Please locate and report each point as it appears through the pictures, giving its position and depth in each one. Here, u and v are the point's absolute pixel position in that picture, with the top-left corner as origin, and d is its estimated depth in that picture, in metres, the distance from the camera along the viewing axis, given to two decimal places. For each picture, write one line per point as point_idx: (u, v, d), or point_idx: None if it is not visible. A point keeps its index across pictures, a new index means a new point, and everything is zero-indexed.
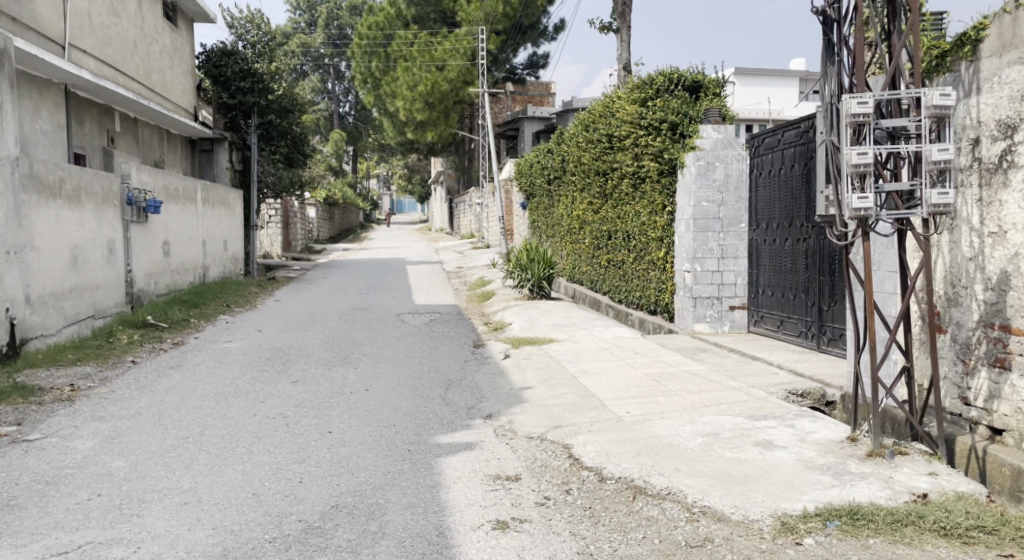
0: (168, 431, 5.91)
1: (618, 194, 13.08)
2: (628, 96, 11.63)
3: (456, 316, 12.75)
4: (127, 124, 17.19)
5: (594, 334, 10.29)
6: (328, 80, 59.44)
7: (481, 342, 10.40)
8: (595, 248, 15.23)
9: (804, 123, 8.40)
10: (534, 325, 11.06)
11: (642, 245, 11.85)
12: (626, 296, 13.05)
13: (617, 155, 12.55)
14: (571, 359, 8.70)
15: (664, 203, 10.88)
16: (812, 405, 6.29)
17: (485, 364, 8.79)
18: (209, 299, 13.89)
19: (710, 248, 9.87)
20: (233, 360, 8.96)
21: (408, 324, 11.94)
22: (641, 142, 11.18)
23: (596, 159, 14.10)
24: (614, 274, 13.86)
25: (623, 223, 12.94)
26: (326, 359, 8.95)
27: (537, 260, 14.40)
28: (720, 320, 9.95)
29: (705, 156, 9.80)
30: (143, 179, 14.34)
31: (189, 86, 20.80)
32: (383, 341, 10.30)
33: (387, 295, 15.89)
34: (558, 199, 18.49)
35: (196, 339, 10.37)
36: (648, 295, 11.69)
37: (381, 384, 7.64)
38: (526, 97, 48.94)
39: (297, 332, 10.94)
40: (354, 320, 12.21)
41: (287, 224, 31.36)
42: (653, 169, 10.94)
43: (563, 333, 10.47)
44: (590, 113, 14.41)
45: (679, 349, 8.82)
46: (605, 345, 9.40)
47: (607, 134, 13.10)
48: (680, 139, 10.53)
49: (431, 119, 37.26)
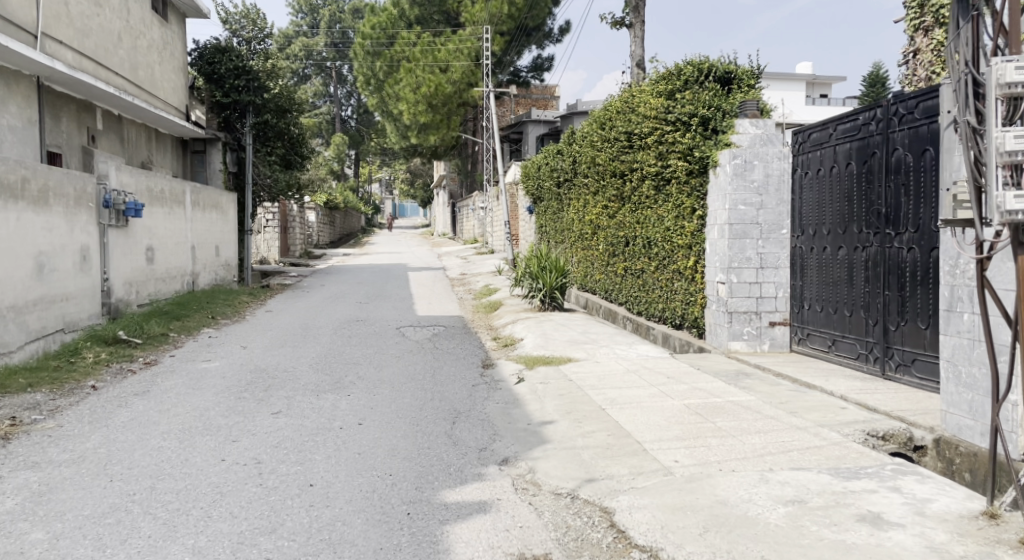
0: (112, 485, 4.83)
1: (638, 198, 11.97)
2: (651, 89, 10.52)
3: (460, 330, 11.64)
4: (110, 123, 16.11)
5: (617, 353, 9.17)
6: (330, 82, 58.37)
7: (490, 361, 9.30)
8: (611, 255, 14.13)
9: (863, 114, 7.25)
10: (548, 342, 9.94)
11: (667, 254, 10.73)
12: (647, 309, 11.94)
13: (639, 155, 11.43)
14: (594, 384, 7.59)
15: (693, 207, 9.71)
16: (897, 451, 5.18)
17: (496, 390, 7.69)
18: (192, 310, 12.80)
19: (748, 256, 8.76)
20: (209, 384, 7.87)
21: (408, 339, 10.84)
22: (665, 140, 10.06)
23: (613, 159, 12.99)
24: (632, 284, 12.75)
25: (643, 229, 11.82)
26: (315, 384, 7.83)
27: (549, 269, 13.27)
28: (759, 338, 8.84)
29: (742, 154, 8.70)
30: (124, 181, 13.29)
31: (181, 83, 19.76)
32: (381, 360, 9.19)
33: (386, 305, 14.78)
34: (568, 203, 17.41)
35: (171, 358, 9.26)
36: (674, 309, 10.58)
37: (376, 417, 6.52)
38: (530, 100, 48.01)
39: (284, 350, 9.82)
40: (350, 335, 11.10)
41: (284, 228, 30.31)
42: (680, 169, 9.79)
43: (581, 351, 9.36)
44: (606, 110, 13.30)
45: (717, 372, 7.71)
46: (631, 367, 8.29)
47: (626, 132, 11.99)
48: (711, 136, 9.36)
49: (433, 122, 36.18)
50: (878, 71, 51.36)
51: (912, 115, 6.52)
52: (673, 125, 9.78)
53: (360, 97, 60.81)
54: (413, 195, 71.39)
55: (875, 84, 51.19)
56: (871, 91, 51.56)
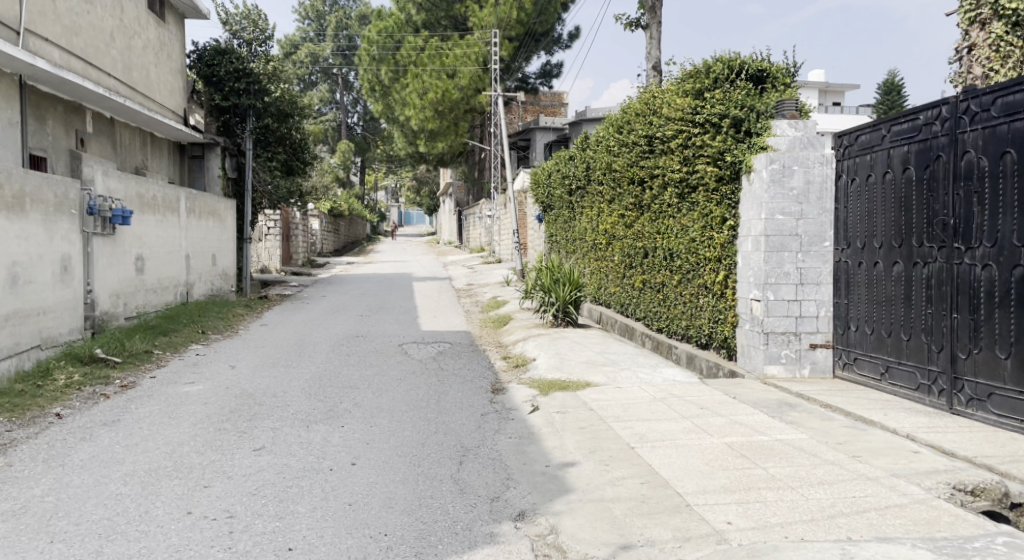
0: (53, 550, 4.03)
1: (659, 207, 11.19)
2: (676, 89, 9.75)
3: (468, 348, 10.83)
4: (102, 125, 15.36)
5: (640, 378, 8.32)
6: (337, 89, 57.70)
7: (501, 385, 8.49)
8: (627, 267, 13.33)
9: (924, 113, 6.49)
10: (563, 363, 9.10)
11: (694, 268, 9.91)
12: (668, 327, 11.14)
13: (661, 161, 10.64)
14: (618, 415, 6.76)
15: (723, 217, 8.88)
16: (990, 510, 4.34)
17: (508, 421, 6.86)
18: (181, 324, 12.02)
19: (786, 271, 7.98)
20: (188, 412, 7.07)
21: (411, 358, 10.02)
22: (691, 144, 9.27)
23: (631, 165, 12.21)
24: (651, 298, 11.96)
25: (664, 239, 11.04)
26: (307, 412, 7.03)
27: (562, 282, 12.45)
28: (798, 361, 8.02)
29: (780, 157, 7.91)
30: (111, 186, 12.53)
31: (179, 86, 19.05)
32: (381, 383, 8.38)
33: (387, 319, 13.96)
34: (581, 211, 16.63)
35: (151, 380, 8.46)
36: (701, 328, 9.76)
37: (373, 456, 5.72)
38: (538, 107, 47.29)
39: (276, 371, 9.01)
40: (348, 353, 10.29)
41: (286, 236, 29.57)
42: (707, 175, 9.00)
43: (601, 374, 8.51)
44: (624, 112, 12.51)
45: (756, 403, 6.87)
46: (658, 395, 7.45)
47: (646, 136, 11.22)
48: (743, 138, 8.56)
49: (442, 128, 35.54)
50: (892, 79, 50.51)
51: (987, 112, 5.79)
52: (701, 127, 8.98)
53: (367, 105, 60.16)
54: (419, 203, 70.66)
55: (889, 92, 50.35)
56: (886, 99, 50.66)
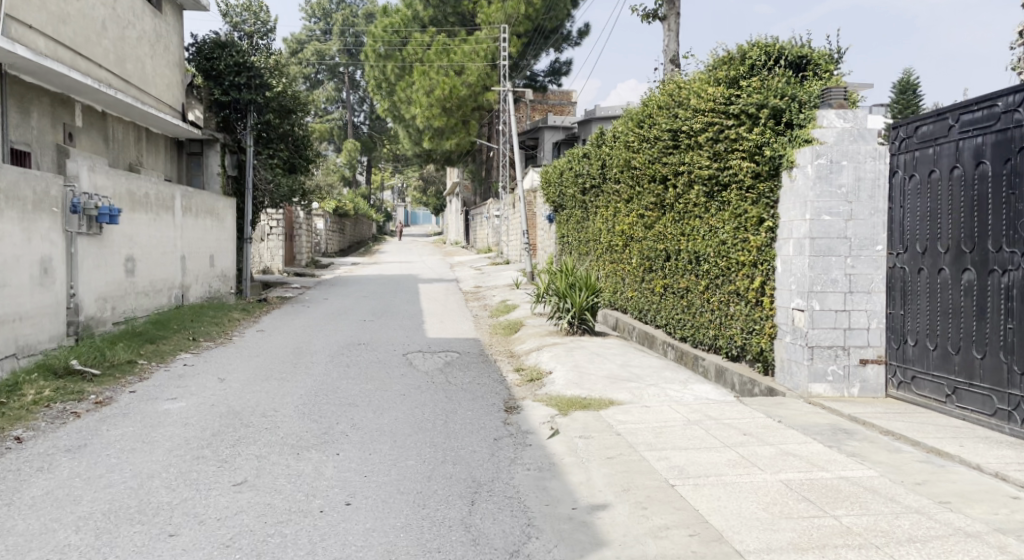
0: None
1: (685, 207, 10.40)
2: (706, 78, 8.94)
3: (478, 358, 10.04)
4: (93, 119, 14.60)
5: (669, 396, 7.52)
6: (343, 88, 56.89)
7: (515, 402, 7.72)
8: (646, 270, 12.54)
9: (1003, 101, 5.79)
10: (583, 378, 8.27)
11: (727, 274, 9.11)
12: (694, 335, 10.35)
13: (689, 156, 9.83)
14: (650, 442, 5.97)
15: (760, 217, 8.06)
16: None
17: (525, 448, 6.07)
18: (171, 330, 11.24)
19: (833, 278, 7.20)
20: (164, 434, 6.29)
21: (416, 370, 9.24)
22: (723, 139, 8.46)
23: (652, 161, 11.42)
24: (674, 303, 11.18)
25: (691, 242, 10.23)
26: (300, 436, 6.26)
27: (578, 287, 11.57)
28: (847, 379, 7.23)
29: (827, 152, 7.15)
30: (98, 182, 11.77)
31: (177, 80, 18.30)
32: (384, 400, 7.60)
33: (391, 325, 13.16)
34: (596, 211, 15.84)
35: (129, 395, 7.67)
36: (733, 339, 8.95)
37: (372, 493, 4.96)
38: (546, 106, 46.50)
39: (268, 384, 8.25)
40: (348, 364, 9.51)
41: (289, 237, 28.84)
42: (741, 171, 8.19)
43: (625, 391, 7.70)
44: (644, 105, 11.71)
45: (806, 427, 6.08)
46: (692, 417, 6.65)
47: (672, 131, 10.42)
48: (784, 130, 7.74)
49: (448, 126, 34.80)
50: (907, 78, 49.50)
51: None
52: (735, 118, 8.16)
53: (373, 104, 59.43)
54: (426, 203, 69.83)
55: (905, 92, 49.24)
56: (901, 99, 49.59)
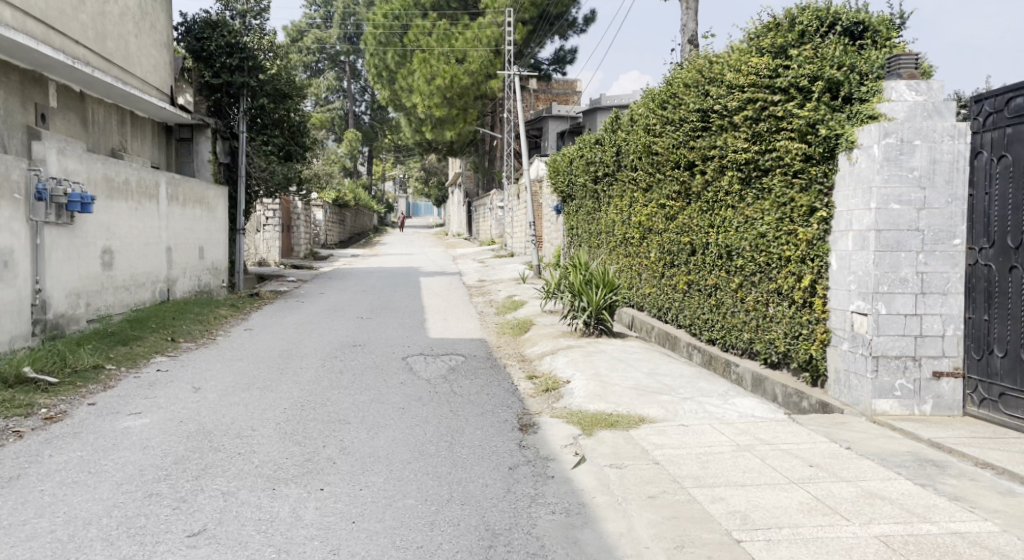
0: None
1: (715, 194, 9.40)
2: (747, 48, 7.91)
3: (486, 362, 9.05)
4: (70, 101, 13.55)
5: (709, 413, 6.50)
6: (343, 78, 55.68)
7: (531, 418, 6.74)
8: (666, 264, 11.52)
9: None
10: (606, 389, 7.26)
11: (766, 270, 8.11)
12: (725, 336, 9.35)
13: (723, 138, 8.83)
14: (698, 475, 4.97)
15: (812, 207, 7.02)
16: None
17: (547, 482, 5.08)
18: (148, 330, 10.23)
19: (902, 277, 6.23)
20: (115, 461, 5.28)
21: (418, 377, 8.24)
22: (766, 118, 7.45)
23: (676, 144, 10.41)
24: (700, 301, 10.18)
25: (724, 235, 9.20)
26: (280, 464, 5.28)
27: (594, 283, 10.49)
28: (917, 395, 6.26)
29: (897, 129, 6.17)
30: (69, 167, 10.73)
31: (165, 61, 17.25)
32: (380, 417, 6.61)
33: (389, 324, 12.14)
34: (610, 201, 14.82)
35: (88, 409, 6.68)
36: (775, 344, 7.97)
37: (363, 551, 3.97)
38: (550, 95, 45.35)
39: (249, 395, 7.26)
40: (340, 370, 8.49)
41: (286, 228, 27.85)
42: (787, 154, 7.17)
43: (656, 406, 6.68)
44: (666, 84, 10.70)
45: (884, 458, 5.08)
46: (741, 442, 5.65)
47: (701, 110, 9.42)
48: (840, 105, 6.76)
49: (449, 116, 33.72)
50: None
51: None
52: (782, 93, 7.13)
53: (374, 93, 58.31)
54: (427, 194, 68.77)
55: None
56: None
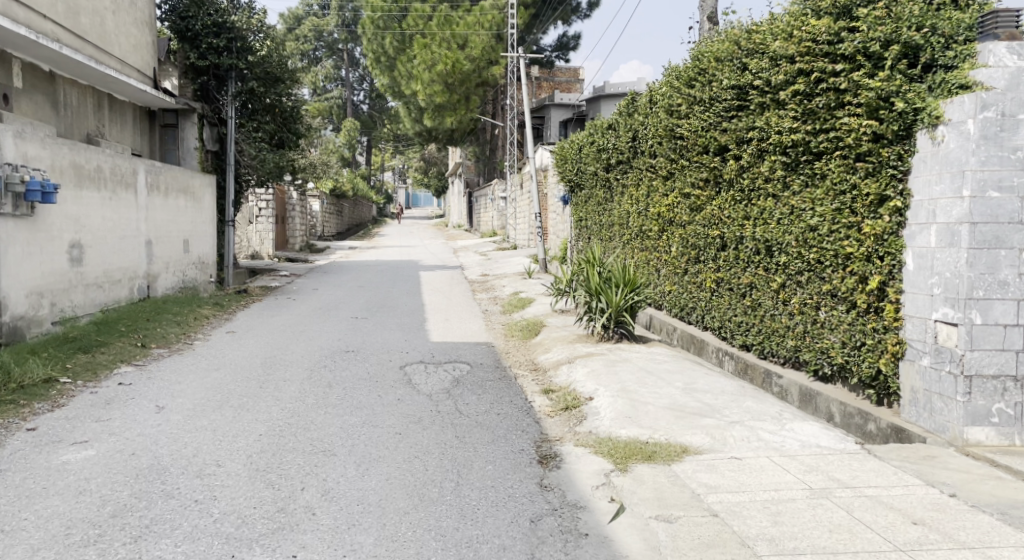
0: None
1: (752, 182, 8.37)
2: (800, 11, 6.86)
3: (496, 373, 8.02)
4: (38, 81, 12.47)
5: (765, 443, 5.44)
6: (342, 66, 54.54)
7: (557, 444, 5.77)
8: (690, 260, 10.48)
9: None
10: (638, 409, 6.21)
11: (817, 269, 7.07)
12: (762, 342, 8.32)
13: (765, 118, 7.79)
14: (772, 536, 3.97)
15: (881, 196, 5.97)
16: None
17: (582, 543, 4.07)
18: (116, 334, 9.16)
19: (1002, 281, 5.35)
20: (39, 515, 4.24)
21: (418, 391, 7.19)
22: (825, 92, 6.42)
23: (705, 125, 9.37)
24: (731, 302, 9.14)
25: (762, 227, 8.13)
26: (249, 517, 4.25)
27: (614, 282, 9.40)
28: (1018, 422, 5.42)
29: (998, 101, 5.28)
30: (29, 152, 9.65)
31: (146, 41, 16.13)
32: (372, 446, 5.55)
33: (386, 325, 11.07)
34: (624, 190, 13.75)
35: (25, 437, 5.62)
36: (830, 354, 6.91)
37: None
38: (553, 83, 44.20)
39: (220, 416, 6.20)
40: (327, 383, 7.42)
41: (281, 219, 26.76)
42: (849, 133, 6.15)
43: (699, 431, 5.63)
44: (694, 59, 9.65)
45: (1005, 512, 4.10)
46: (814, 485, 4.61)
47: (737, 87, 8.39)
48: (919, 74, 5.71)
49: (450, 103, 32.59)
50: None
51: None
52: (847, 61, 6.10)
53: (374, 81, 57.04)
54: (427, 184, 67.56)
55: None
56: None
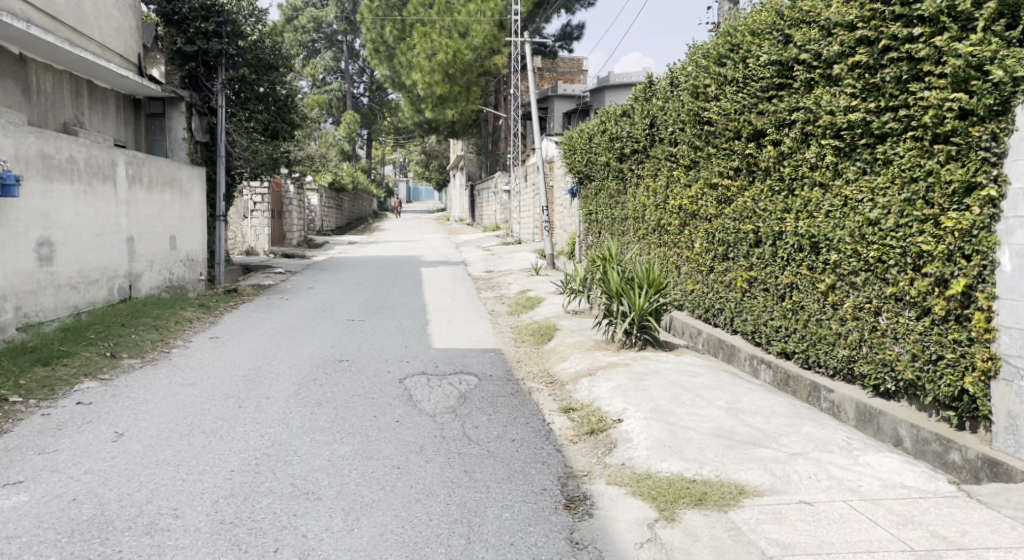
0: None
1: (793, 169, 7.42)
2: None
3: (507, 387, 7.09)
4: (7, 65, 11.51)
5: (838, 483, 4.50)
6: (342, 58, 53.58)
7: (592, 477, 4.90)
8: (717, 256, 9.52)
9: None
10: (678, 435, 5.29)
11: (878, 269, 6.14)
12: (806, 350, 7.36)
13: (811, 96, 6.91)
14: None
15: (966, 183, 5.12)
16: None
17: None
18: (83, 342, 8.23)
19: None
20: None
21: (420, 412, 6.25)
22: (896, 62, 5.59)
23: (738, 108, 8.43)
24: (766, 304, 8.18)
25: (806, 221, 7.19)
26: None
27: (636, 283, 8.46)
28: None
29: None
30: None
31: (130, 25, 15.18)
32: (364, 487, 4.63)
33: (385, 329, 10.13)
34: (639, 181, 12.81)
35: None
36: (896, 368, 5.96)
37: None
38: (556, 74, 43.19)
39: (187, 447, 5.26)
40: (316, 401, 6.48)
41: (278, 214, 25.84)
42: (926, 110, 5.35)
43: (754, 466, 4.72)
44: (724, 35, 8.74)
45: None
46: (918, 546, 3.75)
47: (778, 63, 7.46)
48: (1018, 36, 4.91)
49: (452, 93, 31.52)
50: None
51: None
52: (929, 24, 5.30)
53: (374, 74, 56.03)
54: (429, 178, 66.67)
55: None
56: None
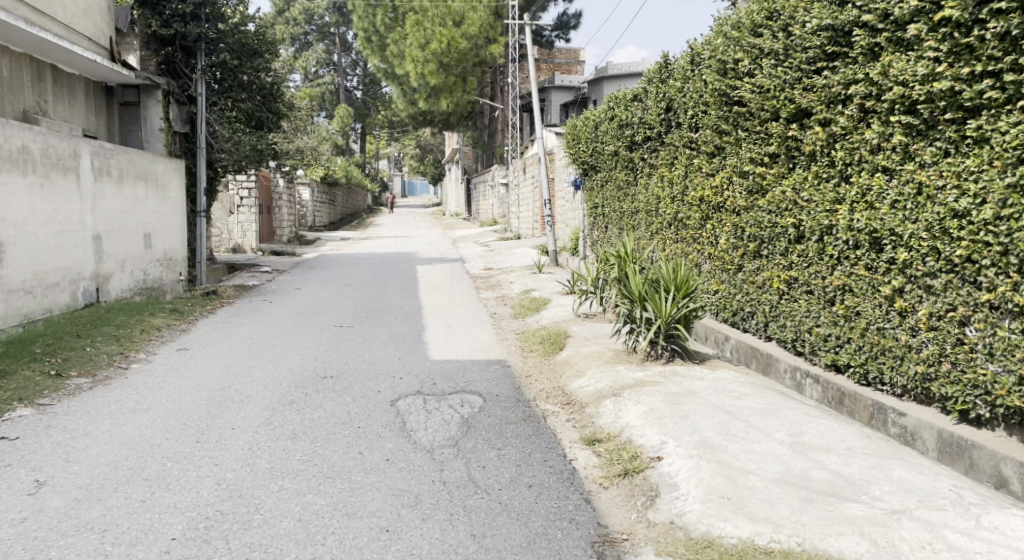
0: None
1: (847, 153, 6.32)
2: None
3: (518, 412, 6.00)
4: None
5: (964, 556, 3.47)
6: (333, 51, 52.41)
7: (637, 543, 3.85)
8: (746, 254, 8.42)
9: None
10: (738, 482, 4.24)
11: (966, 271, 5.07)
12: (864, 363, 6.27)
13: (875, 65, 5.86)
14: None
15: None
16: None
17: None
18: (26, 358, 7.13)
19: None
20: None
21: (416, 446, 5.16)
22: (1008, 15, 4.72)
23: (777, 84, 7.34)
24: (810, 308, 7.06)
25: (864, 212, 6.10)
26: None
27: (662, 287, 7.36)
28: None
29: None
30: None
31: (101, 6, 14.04)
32: None
33: (377, 337, 9.02)
34: (653, 171, 11.69)
35: None
36: (993, 392, 4.92)
37: None
38: (552, 65, 42.00)
39: (119, 503, 4.17)
40: (290, 433, 5.40)
41: (266, 209, 24.68)
42: None
43: (847, 529, 3.68)
44: (761, 2, 7.68)
45: None
46: None
47: (831, 28, 6.40)
48: None
49: (445, 83, 30.15)
50: None
51: None
52: None
53: (366, 67, 54.81)
54: (423, 172, 65.50)
55: None
56: None
